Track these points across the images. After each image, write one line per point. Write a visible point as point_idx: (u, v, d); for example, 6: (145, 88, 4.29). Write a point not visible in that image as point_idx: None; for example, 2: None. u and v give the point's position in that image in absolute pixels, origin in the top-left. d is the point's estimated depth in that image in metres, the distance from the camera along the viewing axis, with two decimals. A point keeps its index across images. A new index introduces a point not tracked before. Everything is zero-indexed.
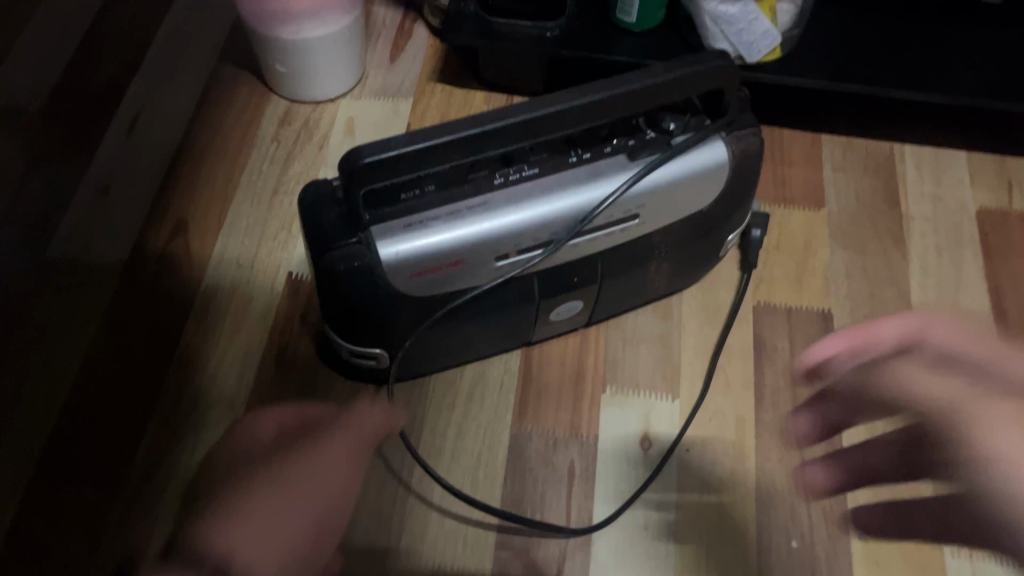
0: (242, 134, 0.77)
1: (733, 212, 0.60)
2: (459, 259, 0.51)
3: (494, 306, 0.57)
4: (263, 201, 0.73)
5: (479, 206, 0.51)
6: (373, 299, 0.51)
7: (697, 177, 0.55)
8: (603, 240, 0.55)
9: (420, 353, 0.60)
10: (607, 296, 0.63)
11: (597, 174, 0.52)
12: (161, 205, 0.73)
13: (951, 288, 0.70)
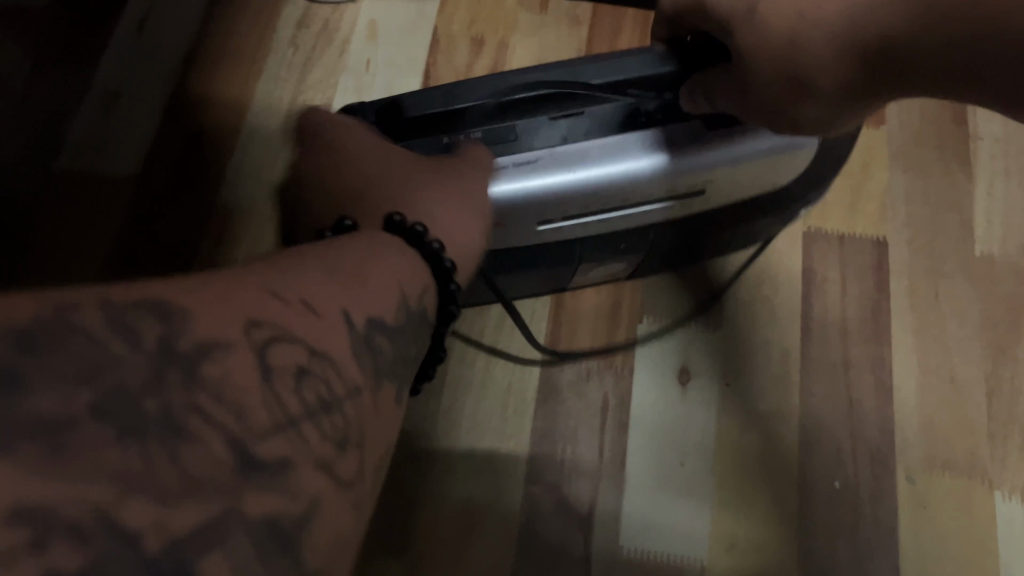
0: (257, 40, 0.71)
1: (811, 191, 0.54)
2: (498, 220, 0.46)
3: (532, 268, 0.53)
4: (282, 113, 0.69)
5: (527, 163, 0.45)
6: None
7: (778, 157, 0.48)
8: (656, 213, 0.50)
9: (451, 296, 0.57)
10: (660, 259, 0.59)
11: (664, 141, 0.46)
12: (177, 117, 0.69)
13: (1017, 216, 0.65)
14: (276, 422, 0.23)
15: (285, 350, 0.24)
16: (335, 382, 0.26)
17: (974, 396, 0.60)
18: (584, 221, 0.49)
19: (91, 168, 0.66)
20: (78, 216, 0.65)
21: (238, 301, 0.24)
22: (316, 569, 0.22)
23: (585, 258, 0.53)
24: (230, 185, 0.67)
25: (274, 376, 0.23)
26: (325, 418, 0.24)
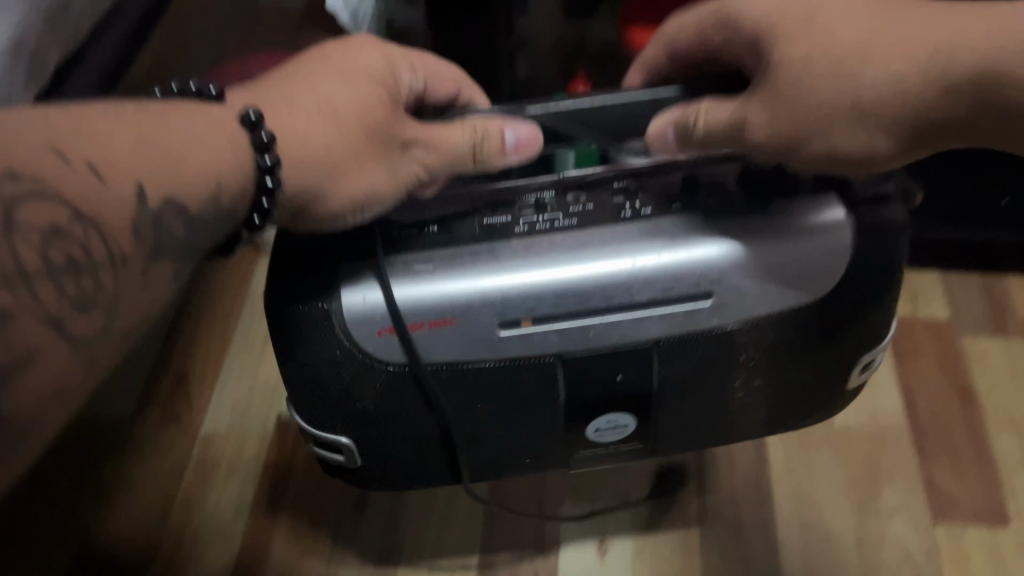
0: (235, 295, 0.88)
1: (863, 325, 0.49)
2: (449, 317, 0.44)
3: (507, 403, 0.48)
4: (257, 350, 0.83)
5: (485, 255, 0.45)
6: (325, 381, 0.46)
7: (798, 255, 0.45)
8: (655, 324, 0.46)
9: (415, 445, 0.51)
10: (683, 410, 0.51)
11: (647, 232, 0.45)
12: (165, 364, 0.83)
13: (868, 393, 0.79)
14: (17, 271, 0.31)
15: (42, 210, 0.32)
16: (92, 245, 0.33)
17: (846, 545, 0.70)
18: (555, 329, 0.45)
19: (91, 413, 0.79)
20: (81, 455, 0.77)
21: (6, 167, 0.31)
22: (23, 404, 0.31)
23: (574, 394, 0.48)
24: (212, 415, 0.79)
25: (18, 232, 0.31)
26: (69, 277, 0.32)
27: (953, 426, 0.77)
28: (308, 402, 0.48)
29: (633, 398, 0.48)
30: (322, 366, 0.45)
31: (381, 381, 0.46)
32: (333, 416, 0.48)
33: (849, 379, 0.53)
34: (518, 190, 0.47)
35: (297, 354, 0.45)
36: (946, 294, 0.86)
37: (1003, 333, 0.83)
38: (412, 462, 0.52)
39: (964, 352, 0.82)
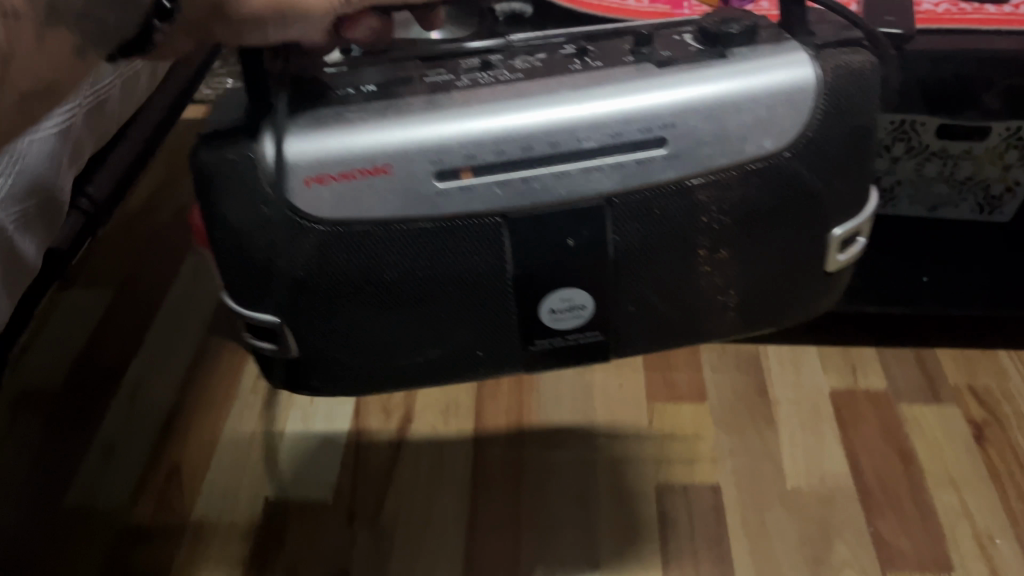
0: (226, 395, 0.95)
1: (826, 189, 0.48)
2: (380, 166, 0.42)
3: (450, 286, 0.45)
4: (245, 441, 0.89)
5: (424, 104, 0.43)
6: (252, 242, 0.44)
7: (757, 97, 0.44)
8: (605, 176, 0.44)
9: (359, 334, 0.47)
10: (655, 287, 0.48)
11: (599, 78, 0.44)
12: (158, 457, 0.88)
13: (816, 457, 0.85)
14: None
15: None
16: None
17: None
18: (498, 180, 0.43)
19: (87, 504, 0.84)
20: (75, 542, 0.81)
21: None
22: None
23: (524, 262, 0.45)
24: (202, 502, 0.84)
25: None
26: None
27: (897, 484, 0.83)
28: (238, 273, 0.45)
29: (589, 263, 0.46)
30: (251, 216, 0.43)
31: (311, 241, 0.43)
32: (267, 283, 0.45)
33: (826, 259, 0.51)
34: (460, 62, 0.48)
35: (224, 208, 0.43)
36: (883, 369, 0.94)
37: (936, 401, 0.90)
38: (355, 363, 0.48)
39: (903, 418, 0.89)
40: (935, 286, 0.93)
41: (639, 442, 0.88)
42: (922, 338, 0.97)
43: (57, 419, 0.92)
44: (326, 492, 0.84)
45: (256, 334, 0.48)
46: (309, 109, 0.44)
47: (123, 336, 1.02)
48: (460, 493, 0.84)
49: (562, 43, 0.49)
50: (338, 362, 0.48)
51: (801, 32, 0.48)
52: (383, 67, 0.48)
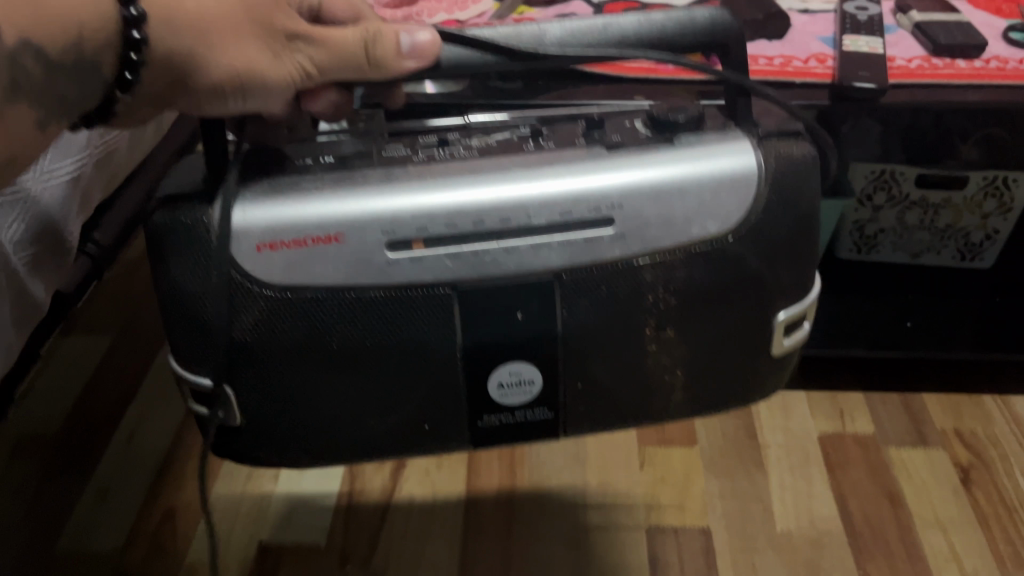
0: None
1: (776, 273, 0.47)
2: (331, 236, 0.42)
3: (394, 361, 0.44)
4: (240, 483, 0.90)
5: (378, 178, 0.43)
6: (198, 304, 0.43)
7: (708, 176, 0.44)
8: (553, 253, 0.43)
9: (299, 405, 0.46)
10: (601, 367, 0.46)
11: (553, 156, 0.45)
12: (153, 501, 0.89)
13: (805, 500, 0.86)
14: None
15: None
16: None
17: None
18: (449, 252, 0.43)
19: (81, 548, 0.84)
20: None
21: None
22: None
23: (468, 337, 0.44)
24: (195, 545, 0.84)
25: None
26: None
27: (886, 527, 0.83)
28: (181, 336, 0.45)
29: (537, 339, 0.45)
30: (197, 278, 0.43)
31: (257, 307, 0.43)
32: (210, 346, 0.44)
33: (775, 345, 0.50)
34: (415, 142, 0.49)
35: (172, 270, 0.43)
36: (870, 413, 0.95)
37: (923, 445, 0.91)
38: (295, 434, 0.47)
39: (891, 461, 0.90)
40: (923, 329, 0.95)
41: (630, 485, 0.89)
42: (910, 382, 0.99)
43: (55, 461, 0.93)
44: (319, 535, 0.85)
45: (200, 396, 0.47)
46: (262, 180, 0.44)
47: (121, 380, 1.03)
48: (452, 536, 0.84)
49: (520, 126, 0.50)
50: (276, 430, 0.47)
51: (746, 122, 0.48)
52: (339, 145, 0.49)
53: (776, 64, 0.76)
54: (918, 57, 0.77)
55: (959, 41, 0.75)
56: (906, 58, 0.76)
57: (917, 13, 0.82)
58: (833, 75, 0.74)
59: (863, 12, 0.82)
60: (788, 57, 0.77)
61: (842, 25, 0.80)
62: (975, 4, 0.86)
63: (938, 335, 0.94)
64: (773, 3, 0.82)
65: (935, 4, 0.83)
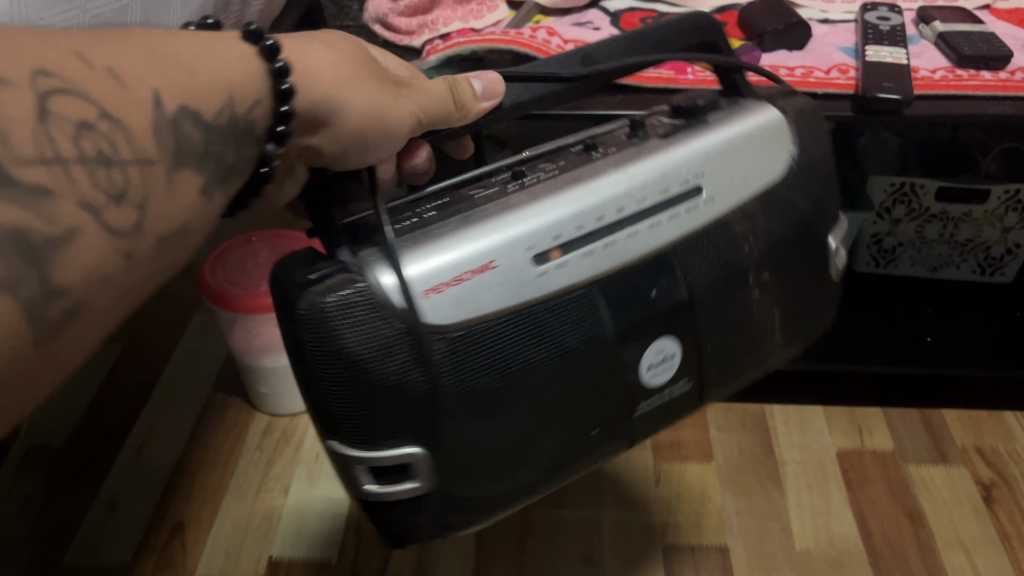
0: (231, 450, 0.95)
1: (819, 200, 0.55)
2: (485, 264, 0.43)
3: (575, 369, 0.45)
4: (249, 497, 0.89)
5: (494, 208, 0.45)
6: (380, 371, 0.41)
7: (746, 135, 0.51)
8: (667, 230, 0.47)
9: (491, 444, 0.45)
10: (718, 337, 0.51)
11: (630, 156, 0.49)
12: (161, 514, 0.88)
13: (824, 518, 0.84)
14: (41, 157, 0.36)
15: (69, 102, 0.37)
16: (119, 140, 0.38)
17: None
18: (587, 252, 0.45)
19: (88, 562, 0.83)
20: None
21: (32, 57, 0.36)
22: (61, 280, 0.36)
23: (625, 329, 0.46)
24: (203, 559, 0.83)
25: (50, 117, 0.36)
26: (86, 137, 0.37)
27: (906, 546, 0.82)
28: (361, 418, 0.42)
29: (676, 314, 0.48)
30: (377, 347, 0.41)
31: (442, 354, 0.42)
32: (403, 414, 0.42)
33: (833, 270, 0.57)
34: (492, 179, 0.51)
35: (344, 349, 0.41)
36: (890, 430, 0.94)
37: (944, 463, 0.90)
38: (481, 477, 0.46)
39: (911, 479, 0.88)
40: (941, 345, 0.93)
41: (647, 503, 0.87)
42: (930, 399, 0.97)
43: (60, 475, 0.92)
44: (329, 551, 0.83)
45: (376, 470, 0.45)
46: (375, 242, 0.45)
47: (128, 392, 1.03)
48: (464, 551, 0.83)
49: (571, 145, 0.53)
50: (478, 482, 0.46)
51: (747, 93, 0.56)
52: (422, 196, 0.51)
53: (797, 75, 0.75)
54: (942, 68, 0.76)
55: (984, 53, 0.74)
56: (930, 69, 0.75)
57: (940, 24, 0.81)
58: (856, 86, 0.73)
59: (884, 22, 0.82)
60: (809, 67, 0.76)
61: (864, 36, 0.80)
62: (996, 16, 0.85)
63: (959, 352, 0.92)
64: (792, 13, 0.82)
65: (957, 15, 0.82)
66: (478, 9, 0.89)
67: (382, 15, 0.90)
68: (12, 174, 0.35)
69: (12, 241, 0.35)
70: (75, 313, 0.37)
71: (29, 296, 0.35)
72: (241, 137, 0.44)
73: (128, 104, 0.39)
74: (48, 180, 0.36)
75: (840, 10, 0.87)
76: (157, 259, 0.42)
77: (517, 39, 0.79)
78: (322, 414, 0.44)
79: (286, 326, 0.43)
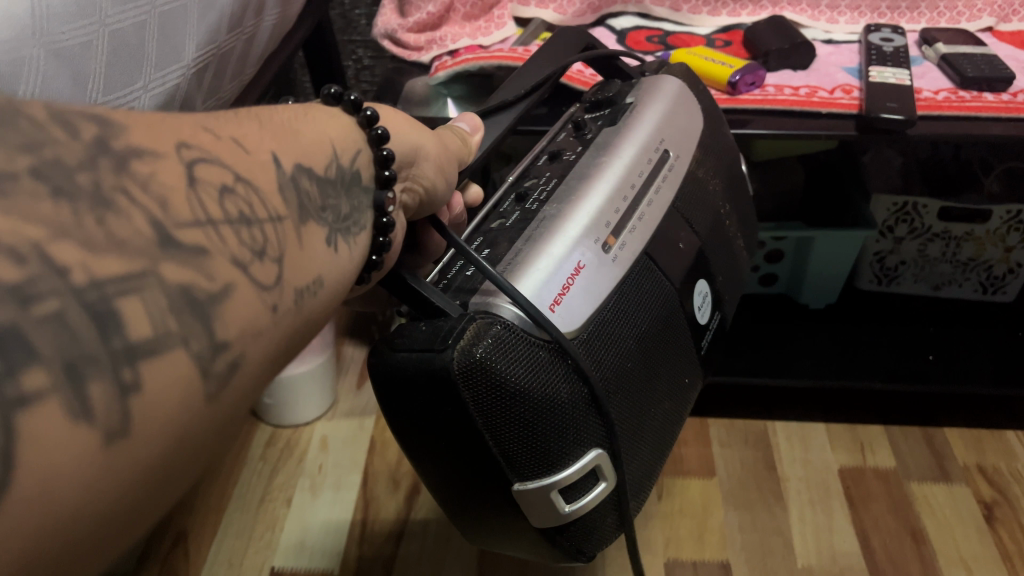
0: (234, 460, 0.95)
1: (723, 136, 0.61)
2: (576, 265, 0.45)
3: (659, 331, 0.50)
4: (253, 508, 0.89)
5: (540, 223, 0.47)
6: (547, 391, 0.43)
7: (666, 92, 0.57)
8: (664, 191, 0.52)
9: (626, 422, 0.48)
10: (723, 271, 0.58)
11: (604, 146, 0.53)
12: (165, 525, 0.88)
13: (826, 534, 0.85)
14: (196, 220, 0.30)
15: (211, 168, 0.32)
16: (258, 207, 0.34)
17: None
18: (631, 230, 0.49)
19: None
20: None
21: (169, 129, 0.32)
22: (225, 339, 0.29)
23: (677, 282, 0.52)
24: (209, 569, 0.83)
25: (200, 183, 0.31)
26: (229, 196, 0.32)
27: (909, 564, 0.82)
28: (544, 443, 0.44)
29: (701, 261, 0.54)
30: (535, 370, 0.42)
31: (580, 352, 0.44)
32: (573, 424, 0.44)
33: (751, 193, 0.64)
34: (500, 210, 0.53)
35: (517, 387, 0.41)
36: (892, 447, 0.94)
37: (946, 481, 0.90)
38: (626, 455, 0.49)
39: (913, 498, 0.89)
40: (944, 363, 0.93)
41: (650, 518, 0.87)
42: (931, 416, 0.98)
43: None
44: (332, 562, 0.83)
45: (565, 490, 0.46)
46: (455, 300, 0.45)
47: None
48: (466, 564, 0.83)
49: (538, 160, 0.56)
50: (627, 456, 0.49)
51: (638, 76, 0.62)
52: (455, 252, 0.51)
53: (801, 94, 0.76)
54: (945, 89, 0.76)
55: (986, 74, 0.75)
56: (932, 90, 0.76)
57: (944, 45, 0.82)
58: (860, 106, 0.74)
59: (887, 43, 0.83)
60: (813, 87, 0.77)
61: (868, 56, 0.81)
62: (999, 39, 0.86)
63: (959, 374, 0.92)
64: (798, 33, 0.82)
65: (960, 38, 0.83)
66: (486, 26, 0.90)
67: (390, 31, 0.91)
68: (175, 236, 0.29)
69: (180, 299, 0.28)
70: (239, 369, 0.29)
71: (199, 352, 0.28)
72: (353, 187, 0.42)
73: (257, 168, 0.35)
74: (203, 241, 0.30)
75: (844, 31, 0.89)
76: (303, 319, 0.35)
77: (524, 57, 0.80)
78: (500, 465, 0.44)
79: (434, 396, 0.42)
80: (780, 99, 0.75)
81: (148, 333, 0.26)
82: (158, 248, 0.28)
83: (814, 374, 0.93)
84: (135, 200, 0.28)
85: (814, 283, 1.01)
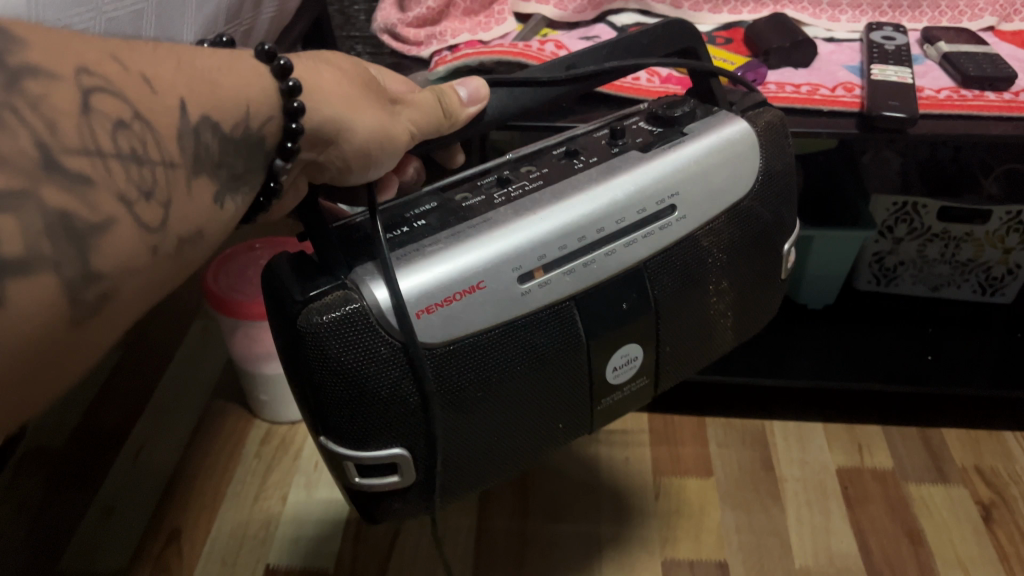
0: (229, 454, 0.95)
1: (776, 210, 0.58)
2: (473, 285, 0.44)
3: (551, 370, 0.49)
4: (246, 505, 0.89)
5: (482, 223, 0.47)
6: (373, 385, 0.44)
7: (723, 149, 0.53)
8: (641, 247, 0.50)
9: (467, 442, 0.48)
10: (671, 339, 0.55)
11: (609, 169, 0.51)
12: (158, 522, 0.87)
13: (823, 535, 0.84)
14: (84, 148, 0.33)
15: (106, 99, 0.34)
16: (150, 149, 0.36)
17: None
18: (568, 269, 0.48)
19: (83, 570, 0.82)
20: None
21: (73, 52, 0.34)
22: (98, 267, 0.33)
23: (595, 335, 0.50)
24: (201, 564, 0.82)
25: (92, 114, 0.34)
26: (122, 132, 0.34)
27: (906, 564, 0.81)
28: (356, 424, 0.45)
29: (643, 323, 0.52)
30: (367, 361, 0.43)
31: (430, 365, 0.44)
32: (387, 421, 0.45)
33: (783, 272, 0.61)
34: (478, 182, 0.53)
35: (339, 366, 0.43)
36: (889, 448, 0.94)
37: (944, 482, 0.90)
38: (457, 468, 0.49)
39: (910, 499, 0.88)
40: (943, 364, 0.93)
41: (647, 518, 0.87)
42: (928, 418, 0.98)
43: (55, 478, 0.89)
44: (327, 561, 0.83)
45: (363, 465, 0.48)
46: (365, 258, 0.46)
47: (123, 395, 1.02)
48: (462, 565, 0.82)
49: (554, 149, 0.55)
50: (455, 472, 0.49)
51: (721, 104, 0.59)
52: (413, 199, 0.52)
53: (802, 92, 0.76)
54: (947, 88, 0.76)
55: (989, 73, 0.75)
56: (935, 89, 0.76)
57: (945, 45, 0.81)
58: (862, 104, 0.73)
59: (889, 42, 0.82)
60: (815, 84, 0.77)
61: (869, 54, 0.80)
62: (1001, 38, 0.86)
63: (957, 377, 0.91)
64: (800, 31, 0.82)
65: (961, 37, 0.83)
66: (486, 21, 0.90)
67: (390, 25, 0.91)
68: (60, 161, 0.32)
69: (58, 224, 0.31)
70: (107, 300, 0.34)
71: (70, 278, 0.32)
72: (255, 149, 0.42)
73: (160, 111, 0.36)
74: (89, 170, 0.33)
75: (845, 29, 0.89)
76: (179, 265, 0.39)
77: (525, 51, 0.80)
78: (313, 414, 0.46)
79: (281, 331, 0.44)
80: (785, 97, 0.75)
81: (19, 247, 0.30)
82: (41, 170, 0.31)
83: (811, 375, 0.92)
84: (23, 119, 0.31)
85: (812, 284, 1.01)
